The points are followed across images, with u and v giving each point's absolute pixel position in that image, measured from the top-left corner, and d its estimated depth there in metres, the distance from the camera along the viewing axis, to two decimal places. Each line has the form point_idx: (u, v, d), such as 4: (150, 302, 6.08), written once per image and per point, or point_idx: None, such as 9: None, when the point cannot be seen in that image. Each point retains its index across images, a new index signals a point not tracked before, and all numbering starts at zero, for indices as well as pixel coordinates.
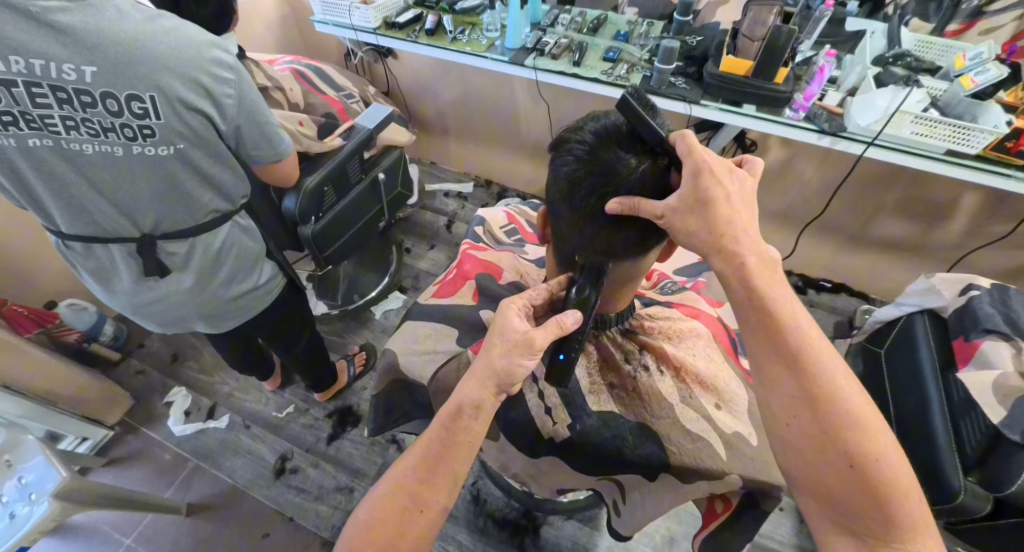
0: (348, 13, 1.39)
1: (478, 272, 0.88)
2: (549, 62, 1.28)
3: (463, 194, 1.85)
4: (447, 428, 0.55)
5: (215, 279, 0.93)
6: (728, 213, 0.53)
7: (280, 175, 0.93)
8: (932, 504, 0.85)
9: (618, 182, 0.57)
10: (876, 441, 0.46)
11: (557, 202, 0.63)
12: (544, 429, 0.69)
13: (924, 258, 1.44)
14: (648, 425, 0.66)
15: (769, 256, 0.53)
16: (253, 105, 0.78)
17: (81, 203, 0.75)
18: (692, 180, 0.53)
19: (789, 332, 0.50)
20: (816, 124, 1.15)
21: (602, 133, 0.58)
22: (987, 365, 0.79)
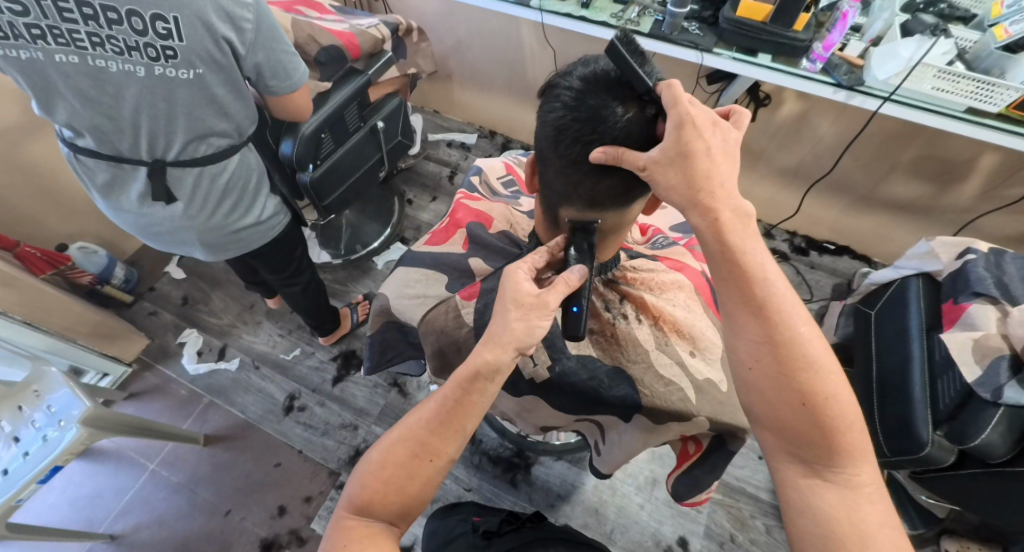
0: None
1: (470, 220, 0.88)
2: (557, 3, 1.21)
3: (467, 144, 1.82)
4: (462, 389, 0.55)
5: (221, 208, 0.94)
6: (707, 166, 0.52)
7: (298, 109, 0.93)
8: (901, 454, 0.90)
9: (604, 133, 0.56)
10: (830, 382, 0.48)
11: (544, 148, 0.62)
12: (526, 370, 0.71)
13: (934, 220, 1.40)
14: (624, 369, 0.69)
15: (745, 210, 0.53)
16: (272, 34, 0.78)
17: (105, 122, 0.78)
18: (676, 130, 0.51)
19: (760, 282, 0.51)
20: (833, 77, 1.09)
21: (591, 79, 0.56)
22: (971, 326, 0.81)
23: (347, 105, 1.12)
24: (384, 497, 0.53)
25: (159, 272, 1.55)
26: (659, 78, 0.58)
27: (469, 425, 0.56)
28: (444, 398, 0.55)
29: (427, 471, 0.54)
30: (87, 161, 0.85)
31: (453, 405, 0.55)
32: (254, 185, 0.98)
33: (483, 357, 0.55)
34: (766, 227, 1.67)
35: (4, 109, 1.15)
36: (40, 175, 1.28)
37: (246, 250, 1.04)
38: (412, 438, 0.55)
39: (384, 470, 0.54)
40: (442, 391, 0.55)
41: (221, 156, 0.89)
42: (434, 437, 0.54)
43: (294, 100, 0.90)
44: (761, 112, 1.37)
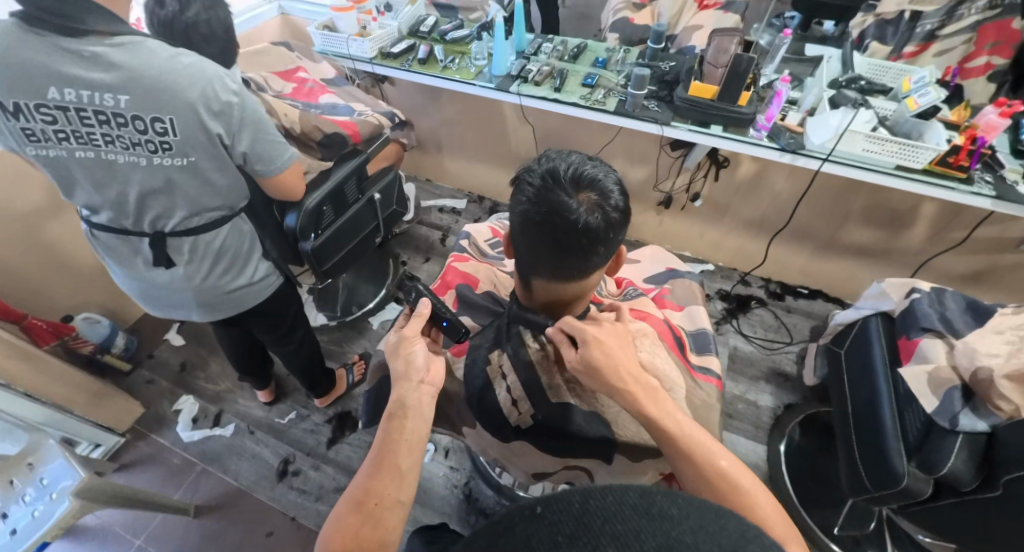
0: (346, 44, 1.48)
1: (459, 282, 0.96)
2: (533, 88, 1.38)
3: (457, 209, 1.95)
4: (393, 419, 0.63)
5: (216, 271, 1.02)
6: (606, 358, 0.61)
7: (285, 187, 0.99)
8: (879, 489, 0.89)
9: (564, 222, 0.61)
10: (741, 481, 0.53)
11: (515, 230, 0.67)
12: (510, 418, 0.74)
13: (893, 263, 1.52)
14: (600, 413, 0.71)
15: (645, 380, 0.61)
16: (257, 125, 0.86)
17: (115, 204, 0.88)
18: (581, 349, 0.62)
19: (677, 431, 0.57)
20: (778, 142, 1.24)
21: (549, 176, 0.62)
22: (924, 358, 0.88)
23: (347, 179, 1.25)
24: (343, 544, 0.53)
25: (160, 340, 1.60)
26: (608, 171, 0.65)
27: (405, 461, 0.60)
28: (383, 437, 0.62)
29: (382, 514, 0.56)
30: (103, 238, 0.96)
31: (391, 440, 0.61)
32: (247, 246, 1.05)
33: (399, 395, 0.66)
34: (742, 275, 1.77)
35: (29, 192, 1.25)
36: (54, 251, 1.36)
37: (244, 308, 1.10)
38: (358, 486, 0.58)
39: (342, 518, 0.55)
40: (379, 433, 0.62)
41: (211, 227, 0.97)
42: (379, 474, 0.58)
43: (283, 179, 0.96)
44: (722, 172, 1.52)
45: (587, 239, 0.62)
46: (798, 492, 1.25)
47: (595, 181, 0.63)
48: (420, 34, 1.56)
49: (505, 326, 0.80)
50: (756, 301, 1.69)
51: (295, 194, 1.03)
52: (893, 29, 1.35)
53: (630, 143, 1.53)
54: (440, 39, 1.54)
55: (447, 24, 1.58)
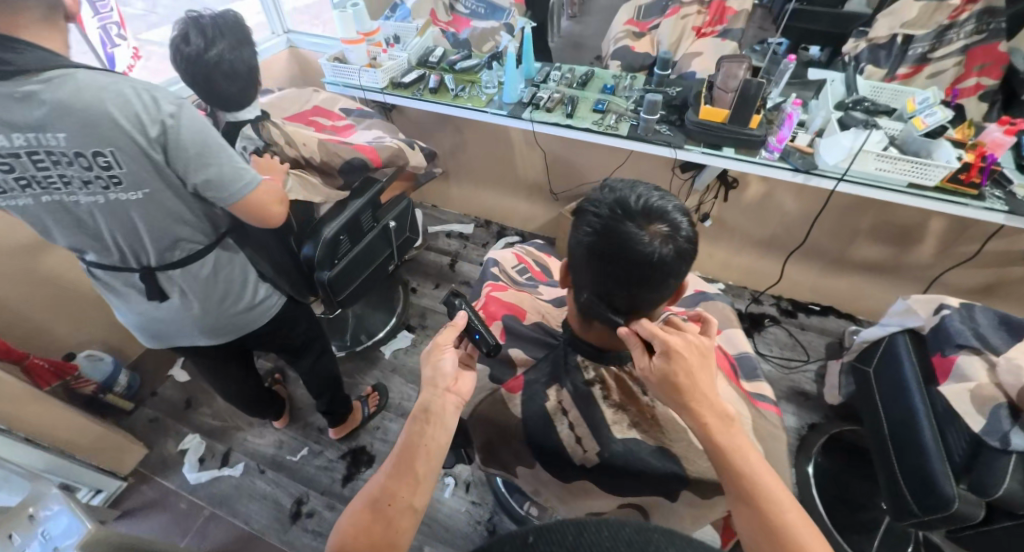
0: (357, 75, 1.50)
1: (504, 313, 0.92)
2: (545, 115, 1.40)
3: (465, 234, 1.94)
4: (420, 419, 0.65)
5: (209, 299, 0.97)
6: (689, 380, 0.59)
7: (261, 214, 0.87)
8: (926, 513, 0.88)
9: (634, 254, 0.61)
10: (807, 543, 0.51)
11: (577, 260, 0.67)
12: (575, 457, 0.70)
13: (904, 278, 1.53)
14: (667, 448, 0.68)
15: (726, 412, 0.59)
16: (208, 151, 0.76)
17: (95, 243, 0.83)
18: (664, 360, 0.60)
19: (747, 477, 0.55)
20: (790, 163, 1.26)
21: (617, 207, 0.62)
22: (964, 377, 0.88)
23: (364, 209, 1.24)
24: (354, 539, 0.55)
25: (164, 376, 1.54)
26: (677, 200, 0.63)
27: (423, 470, 0.61)
28: (404, 443, 0.62)
29: (395, 516, 0.58)
30: (98, 275, 0.92)
31: (413, 447, 0.62)
32: (243, 268, 1.00)
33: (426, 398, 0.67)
34: (753, 293, 1.78)
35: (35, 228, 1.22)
36: (58, 287, 1.32)
37: (246, 330, 1.07)
38: (376, 485, 0.60)
39: (358, 513, 0.58)
40: (403, 432, 0.63)
41: (194, 259, 0.91)
42: (395, 477, 0.60)
43: (256, 204, 0.85)
44: (731, 193, 1.53)
45: (658, 269, 0.61)
46: (830, 515, 1.23)
47: (665, 213, 0.62)
48: (429, 64, 1.59)
49: (561, 359, 0.78)
50: (769, 320, 1.70)
51: (269, 223, 0.90)
52: (886, 52, 1.38)
53: (637, 166, 1.54)
54: (449, 69, 1.56)
55: (455, 55, 1.60)
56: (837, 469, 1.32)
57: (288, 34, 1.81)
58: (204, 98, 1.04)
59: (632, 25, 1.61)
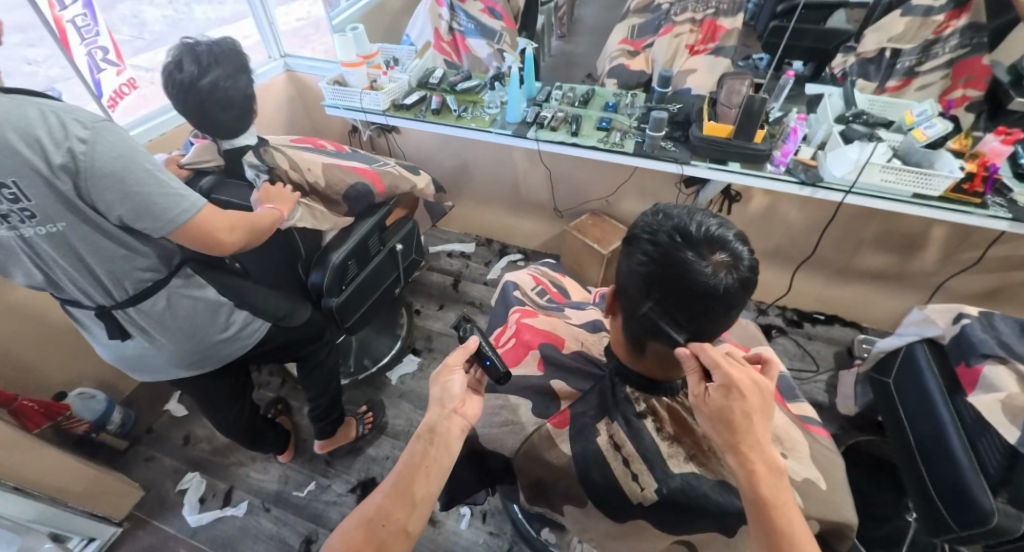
0: (358, 97, 1.49)
1: (540, 341, 0.91)
2: (550, 133, 1.40)
3: (467, 253, 1.92)
4: (424, 440, 0.65)
5: (181, 331, 0.95)
6: (745, 422, 0.58)
7: (213, 236, 0.83)
8: (970, 528, 0.91)
9: (697, 284, 0.61)
10: None
11: (630, 286, 0.68)
12: (632, 494, 0.68)
13: (907, 286, 1.54)
14: (727, 482, 0.68)
15: (777, 463, 0.58)
16: (133, 176, 0.72)
17: (44, 280, 0.82)
18: (722, 390, 0.60)
19: (785, 534, 0.54)
20: (796, 176, 1.27)
21: (679, 235, 0.63)
22: (993, 387, 0.90)
23: (369, 235, 1.22)
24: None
25: (160, 411, 1.48)
26: (735, 230, 0.64)
27: (420, 491, 0.61)
28: (405, 463, 0.63)
29: (388, 538, 0.58)
30: (74, 313, 0.91)
31: (414, 468, 0.62)
32: (210, 298, 0.97)
33: (432, 419, 0.67)
34: (758, 304, 1.78)
35: None
36: (48, 322, 1.26)
37: (227, 359, 1.04)
38: (374, 503, 0.61)
39: (354, 532, 0.58)
40: (407, 450, 0.64)
41: (145, 295, 0.88)
42: (393, 499, 0.60)
43: (204, 224, 0.81)
44: (735, 207, 1.55)
45: (717, 300, 0.62)
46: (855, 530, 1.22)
47: (726, 242, 0.63)
48: (430, 85, 1.59)
49: (609, 391, 0.78)
50: (776, 330, 1.70)
51: (220, 250, 0.85)
52: (875, 66, 1.41)
53: (642, 183, 1.54)
54: (450, 90, 1.56)
55: (456, 76, 1.61)
56: (857, 481, 1.31)
57: (286, 58, 1.80)
58: (195, 123, 1.01)
59: (627, 45, 1.63)
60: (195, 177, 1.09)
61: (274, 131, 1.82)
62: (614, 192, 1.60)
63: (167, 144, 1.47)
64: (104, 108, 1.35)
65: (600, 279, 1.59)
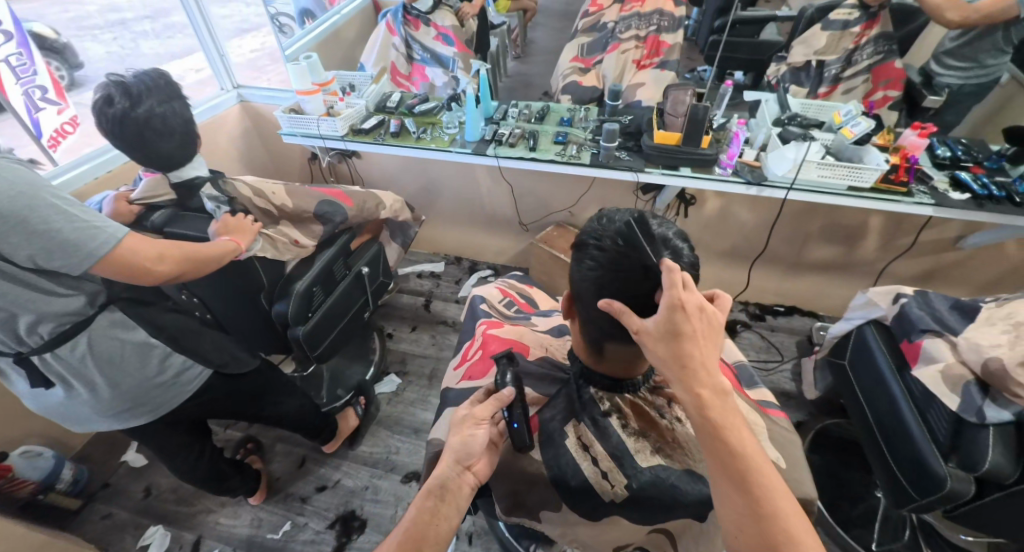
0: (316, 124, 1.48)
1: (505, 350, 0.90)
2: (508, 149, 1.43)
3: (436, 273, 1.91)
4: (432, 497, 0.63)
5: (105, 378, 0.90)
6: (693, 345, 0.57)
7: (138, 265, 0.79)
8: (929, 498, 0.96)
9: (637, 282, 0.64)
10: (793, 539, 0.50)
11: (583, 293, 0.69)
12: (603, 492, 0.70)
13: (855, 274, 1.65)
14: (693, 470, 0.70)
15: (722, 385, 0.57)
16: (37, 215, 0.68)
17: None
18: (668, 310, 0.57)
19: (739, 454, 0.54)
20: (743, 177, 1.34)
21: (620, 237, 0.65)
22: (932, 359, 1.01)
23: (334, 259, 1.21)
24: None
25: (116, 464, 1.38)
26: (675, 231, 0.68)
27: None
28: (412, 521, 0.61)
29: None
30: None
31: (419, 525, 0.60)
32: (140, 340, 0.92)
33: (441, 475, 0.65)
34: None
35: None
36: None
37: (166, 408, 0.98)
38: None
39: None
40: (413, 507, 0.62)
41: (63, 339, 0.84)
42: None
43: (127, 255, 0.77)
44: (690, 210, 1.62)
45: (647, 272, 0.62)
46: (831, 512, 1.27)
47: (667, 240, 0.66)
48: (387, 109, 1.60)
49: (574, 394, 0.78)
50: (741, 325, 1.77)
51: (149, 277, 0.82)
52: (806, 74, 1.52)
53: (601, 194, 1.59)
54: (409, 112, 1.58)
55: (413, 99, 1.63)
56: (827, 465, 1.36)
57: (239, 89, 1.78)
58: (139, 161, 1.00)
59: (578, 62, 1.71)
60: (145, 214, 1.06)
61: (228, 163, 1.76)
62: (576, 203, 1.64)
63: (109, 185, 1.39)
64: (44, 148, 1.30)
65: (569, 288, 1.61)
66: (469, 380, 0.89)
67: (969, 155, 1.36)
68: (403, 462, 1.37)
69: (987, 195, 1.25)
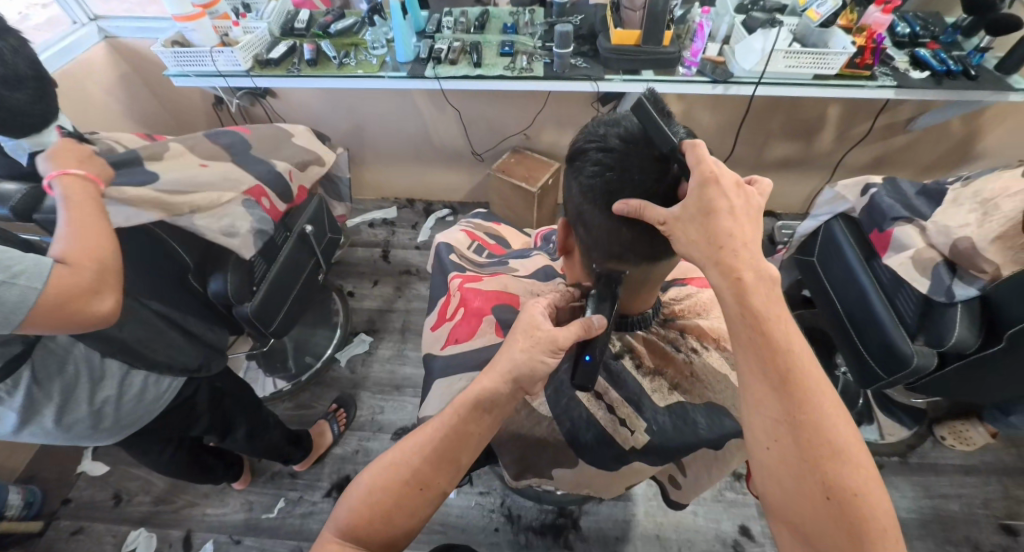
0: (210, 59, 1.22)
1: (492, 306, 0.83)
2: (449, 68, 1.24)
3: (389, 219, 1.76)
4: (466, 413, 0.59)
5: (54, 406, 0.77)
6: (733, 229, 0.53)
7: (78, 310, 0.62)
8: (894, 376, 1.03)
9: (648, 182, 0.58)
10: (834, 447, 0.47)
11: (583, 208, 0.63)
12: (622, 440, 0.69)
13: (812, 169, 1.64)
14: (714, 403, 0.70)
15: (768, 273, 0.53)
16: None
17: None
18: (698, 187, 0.54)
19: (781, 350, 0.50)
20: (707, 76, 1.24)
21: (629, 139, 0.59)
22: (903, 246, 1.03)
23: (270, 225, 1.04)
24: (369, 522, 0.56)
25: (72, 477, 1.26)
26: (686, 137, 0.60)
27: (462, 459, 0.60)
28: (444, 427, 0.59)
29: (422, 499, 0.58)
30: None
31: (454, 436, 0.59)
32: (87, 359, 0.81)
33: (481, 388, 0.60)
34: None
35: None
36: None
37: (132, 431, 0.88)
38: (403, 465, 0.58)
39: (374, 495, 0.57)
40: (442, 417, 0.60)
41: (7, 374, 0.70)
42: (431, 465, 0.58)
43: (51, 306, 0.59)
44: None
45: (662, 161, 0.58)
46: None
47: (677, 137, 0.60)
48: (297, 32, 1.34)
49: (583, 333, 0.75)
50: None
51: (103, 319, 0.65)
52: None
53: (558, 109, 1.44)
54: (323, 34, 1.32)
55: (326, 16, 1.36)
56: None
57: (99, 21, 1.42)
58: None
59: None
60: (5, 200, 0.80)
61: (108, 120, 1.45)
62: (531, 124, 1.50)
63: None
64: None
65: (534, 219, 1.51)
66: (456, 343, 0.82)
67: (926, 30, 1.31)
68: (390, 420, 1.33)
69: (945, 72, 1.21)
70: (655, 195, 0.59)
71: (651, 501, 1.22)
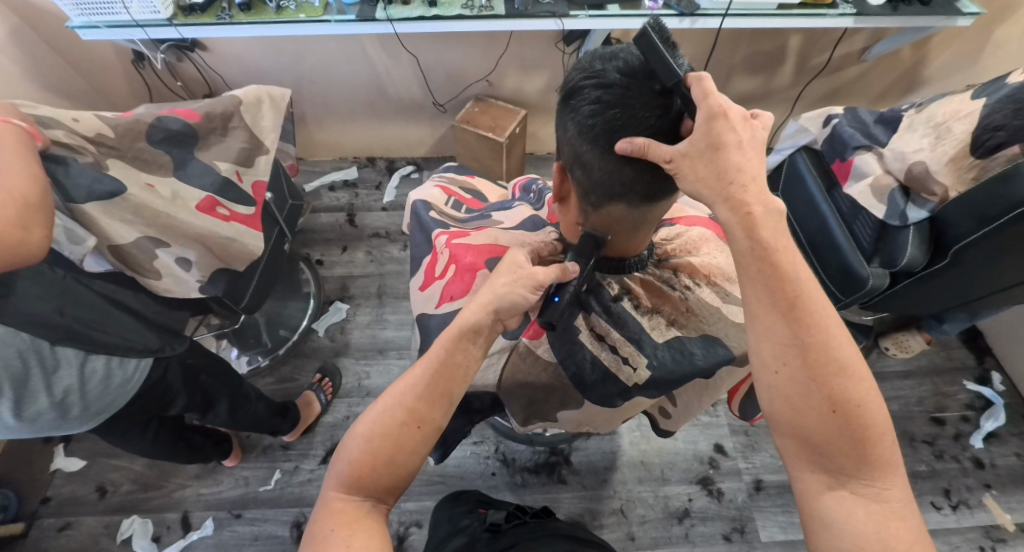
0: (122, 6, 1.06)
1: (484, 260, 0.81)
2: (403, 9, 1.14)
3: (350, 180, 1.66)
4: (448, 346, 0.57)
5: (8, 405, 0.68)
6: (743, 163, 0.52)
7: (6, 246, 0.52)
8: (853, 296, 1.10)
9: (649, 119, 0.57)
10: (840, 367, 0.49)
11: (581, 150, 0.61)
12: (626, 378, 0.72)
13: (772, 103, 1.66)
14: (709, 334, 0.73)
15: (775, 207, 0.53)
16: None
17: None
18: (705, 123, 0.52)
19: (788, 278, 0.51)
20: (675, 8, 1.20)
21: (629, 74, 0.58)
22: (863, 174, 1.09)
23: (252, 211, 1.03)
24: (372, 470, 0.52)
25: (47, 474, 1.21)
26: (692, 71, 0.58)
27: (456, 391, 0.57)
28: (434, 361, 0.57)
29: (421, 437, 0.54)
30: None
31: (442, 366, 0.57)
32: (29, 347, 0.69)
33: (463, 318, 0.59)
34: None
35: None
36: None
37: (105, 415, 0.80)
38: (397, 404, 0.55)
39: (372, 442, 0.53)
40: (429, 353, 0.57)
41: None
42: (425, 402, 0.55)
43: None
44: None
45: (664, 96, 0.57)
46: None
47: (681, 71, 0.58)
48: None
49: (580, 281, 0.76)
50: None
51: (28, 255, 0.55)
52: None
53: (522, 51, 1.37)
54: None
55: None
56: None
57: None
58: None
59: None
60: None
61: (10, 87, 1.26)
62: (493, 70, 1.42)
63: None
64: None
65: (504, 171, 1.47)
66: (450, 301, 0.80)
67: None
68: (377, 384, 1.33)
69: None
70: (657, 131, 0.58)
71: (634, 433, 1.31)
